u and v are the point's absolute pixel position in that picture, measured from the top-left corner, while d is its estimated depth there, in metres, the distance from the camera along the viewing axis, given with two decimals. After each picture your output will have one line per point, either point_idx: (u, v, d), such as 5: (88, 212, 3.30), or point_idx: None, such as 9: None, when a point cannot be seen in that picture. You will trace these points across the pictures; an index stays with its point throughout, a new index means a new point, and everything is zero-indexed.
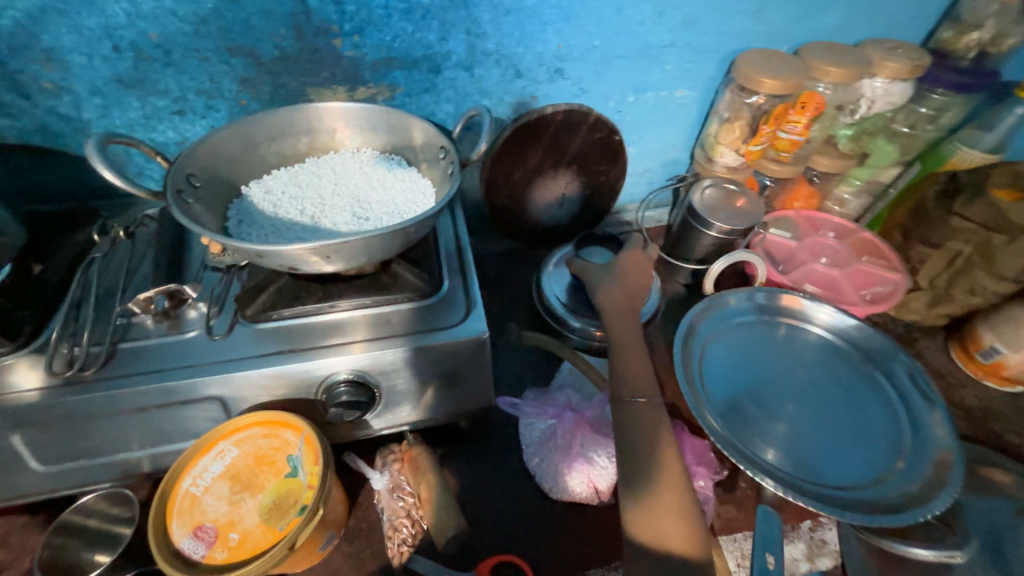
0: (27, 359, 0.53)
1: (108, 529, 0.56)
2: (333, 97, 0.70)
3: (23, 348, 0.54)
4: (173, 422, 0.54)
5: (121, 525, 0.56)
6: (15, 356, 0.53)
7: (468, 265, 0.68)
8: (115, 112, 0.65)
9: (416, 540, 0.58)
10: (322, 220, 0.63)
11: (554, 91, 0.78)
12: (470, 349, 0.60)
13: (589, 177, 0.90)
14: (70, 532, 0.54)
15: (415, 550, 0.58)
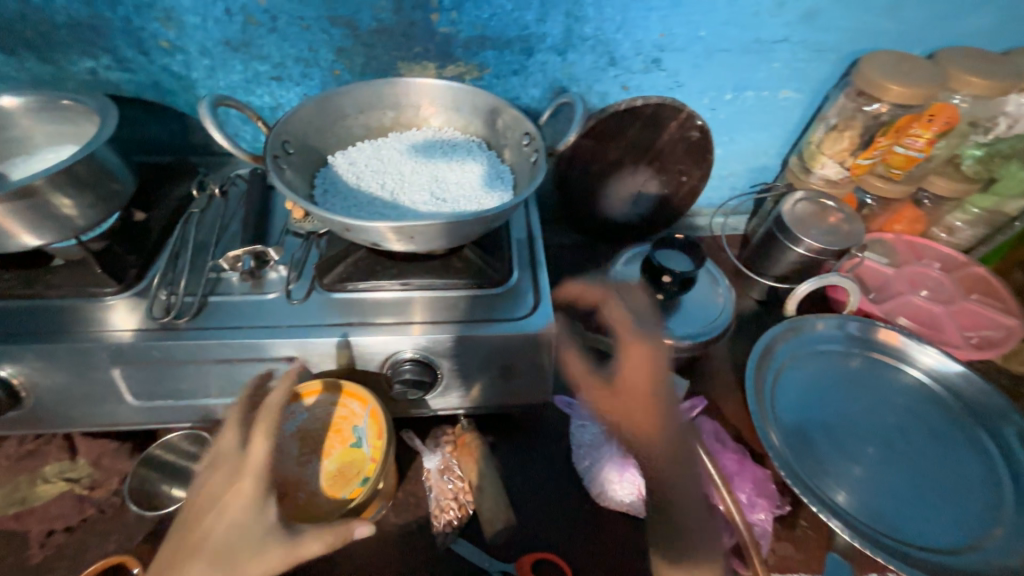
0: (131, 300, 0.58)
1: (182, 465, 0.62)
2: (422, 73, 0.70)
3: (127, 290, 0.58)
4: (250, 377, 0.57)
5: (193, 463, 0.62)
6: (121, 296, 0.58)
7: (539, 257, 0.67)
8: (220, 74, 0.68)
9: (460, 523, 0.59)
10: (401, 197, 0.64)
11: (647, 82, 0.73)
12: (534, 344, 0.59)
13: (670, 177, 0.85)
14: (151, 465, 0.60)
15: (459, 533, 0.58)
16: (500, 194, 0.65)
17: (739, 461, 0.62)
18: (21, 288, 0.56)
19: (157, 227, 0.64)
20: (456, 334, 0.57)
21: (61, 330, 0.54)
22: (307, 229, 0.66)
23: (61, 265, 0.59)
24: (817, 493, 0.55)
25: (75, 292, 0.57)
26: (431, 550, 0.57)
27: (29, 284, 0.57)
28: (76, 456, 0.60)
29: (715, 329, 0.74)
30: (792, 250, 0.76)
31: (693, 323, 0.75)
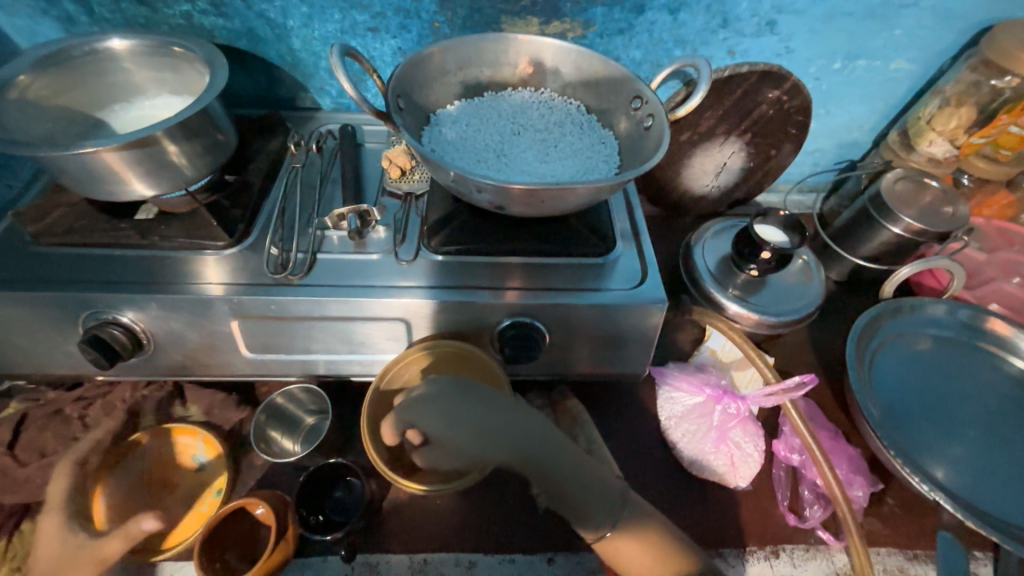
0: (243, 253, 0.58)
1: (297, 415, 0.66)
2: (524, 30, 0.67)
3: (238, 243, 0.58)
4: (358, 335, 0.58)
5: (308, 415, 0.66)
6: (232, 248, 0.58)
7: (641, 230, 0.66)
8: (317, 23, 0.65)
9: None
10: (506, 160, 0.62)
11: (756, 47, 0.70)
12: (641, 315, 0.58)
13: (759, 150, 0.82)
14: (272, 412, 0.64)
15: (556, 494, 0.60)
16: (606, 161, 0.63)
17: (833, 438, 0.63)
18: (134, 237, 0.56)
19: (258, 181, 0.64)
20: (567, 301, 0.57)
21: (179, 281, 0.54)
22: (404, 189, 0.66)
23: (170, 216, 0.59)
24: (920, 469, 0.55)
25: (188, 244, 0.57)
26: (529, 509, 0.59)
27: (143, 234, 0.57)
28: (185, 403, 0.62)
29: (805, 308, 0.73)
30: (888, 230, 0.74)
31: (784, 302, 0.74)
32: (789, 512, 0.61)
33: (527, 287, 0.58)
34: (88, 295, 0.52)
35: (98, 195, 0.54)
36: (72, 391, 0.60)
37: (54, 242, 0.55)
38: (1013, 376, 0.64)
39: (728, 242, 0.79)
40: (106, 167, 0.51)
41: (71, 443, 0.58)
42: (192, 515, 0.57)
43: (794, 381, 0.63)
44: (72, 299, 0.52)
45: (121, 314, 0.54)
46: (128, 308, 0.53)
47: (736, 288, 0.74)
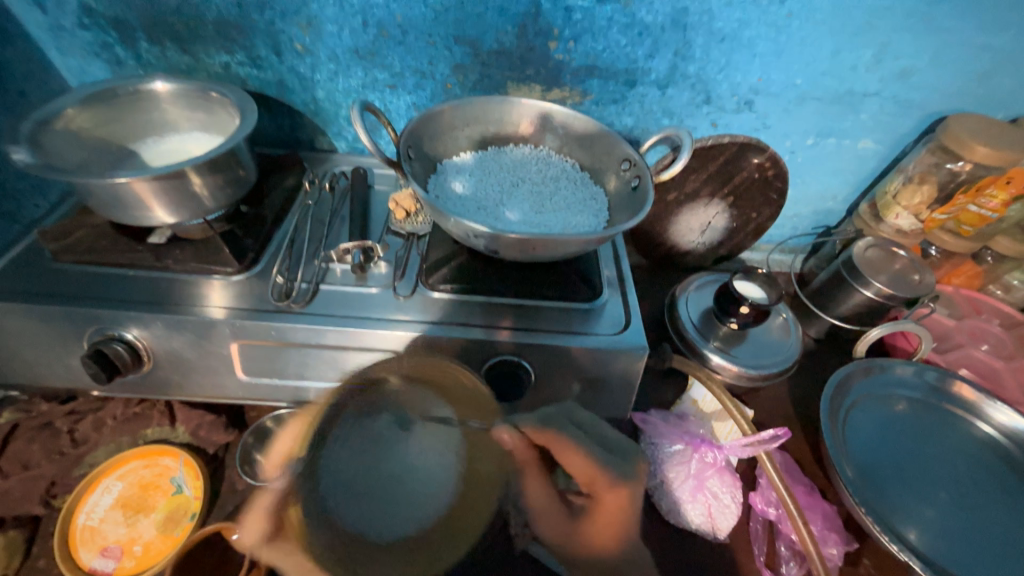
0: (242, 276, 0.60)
1: None
2: (528, 94, 0.74)
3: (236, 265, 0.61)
4: (352, 365, 0.60)
5: None
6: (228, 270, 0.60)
7: (627, 280, 0.70)
8: (341, 78, 0.72)
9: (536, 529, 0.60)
10: (504, 209, 0.67)
11: (736, 122, 0.77)
12: (624, 362, 0.61)
13: (741, 212, 0.88)
14: (259, 436, 0.64)
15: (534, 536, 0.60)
16: (596, 216, 0.68)
17: (809, 493, 0.65)
18: (150, 260, 0.60)
19: (271, 214, 0.68)
20: (554, 343, 0.60)
21: (186, 304, 0.57)
22: (408, 229, 0.70)
23: (185, 242, 0.63)
24: (891, 528, 0.57)
25: (199, 269, 0.60)
26: (507, 552, 0.59)
27: (159, 257, 0.60)
28: (174, 423, 0.63)
29: (783, 363, 0.76)
30: (860, 293, 0.79)
31: (763, 356, 0.77)
32: (765, 568, 0.61)
33: (515, 327, 0.61)
34: (100, 313, 0.55)
35: (122, 220, 0.58)
36: (65, 404, 0.61)
37: (74, 259, 0.59)
38: (981, 440, 0.67)
39: (710, 296, 0.83)
40: (135, 196, 0.55)
41: (56, 457, 0.58)
42: (164, 539, 0.55)
43: (768, 433, 0.64)
44: (85, 317, 0.55)
45: (126, 331, 0.56)
46: (134, 327, 0.56)
47: (718, 340, 0.77)
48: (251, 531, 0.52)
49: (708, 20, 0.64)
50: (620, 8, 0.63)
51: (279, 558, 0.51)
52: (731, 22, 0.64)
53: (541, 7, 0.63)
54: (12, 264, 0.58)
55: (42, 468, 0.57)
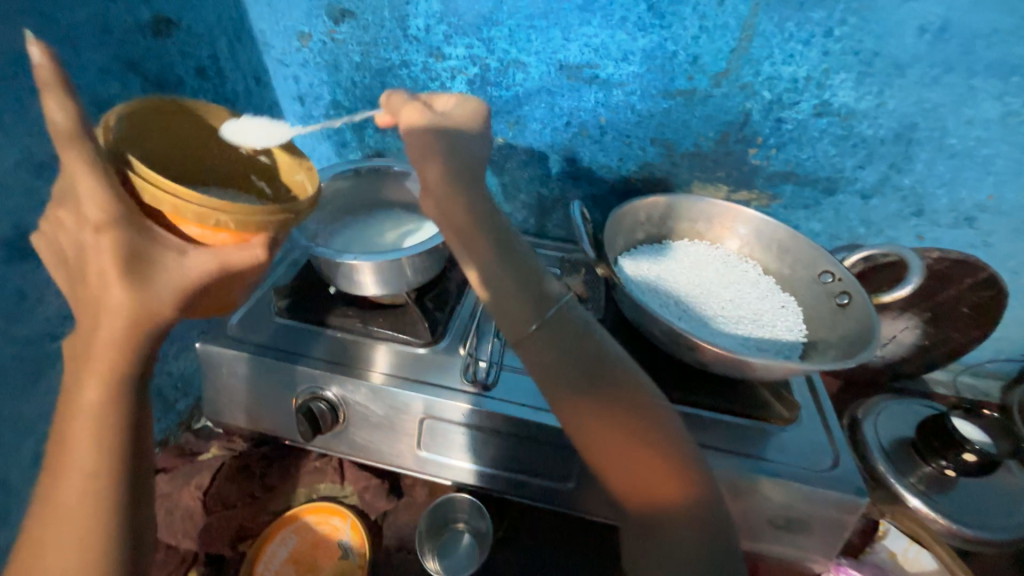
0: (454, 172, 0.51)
1: None
2: (712, 193, 0.73)
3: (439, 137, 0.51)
4: (529, 458, 0.58)
5: None
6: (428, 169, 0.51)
7: (824, 401, 0.63)
8: (530, 167, 0.76)
9: None
10: (692, 311, 0.64)
11: (948, 237, 0.70)
12: (836, 506, 0.53)
13: (938, 330, 0.78)
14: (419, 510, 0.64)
15: None
16: (791, 328, 0.63)
17: None
18: (357, 323, 0.65)
19: (454, 288, 0.72)
20: (756, 472, 0.54)
21: (385, 373, 0.61)
22: None
23: (384, 308, 0.67)
24: None
25: (394, 338, 0.64)
26: None
27: (364, 321, 0.65)
28: (344, 481, 0.65)
29: (1017, 528, 0.62)
30: None
31: (989, 514, 0.64)
32: None
33: (705, 444, 0.56)
34: (319, 372, 0.60)
35: (338, 286, 0.64)
36: (259, 447, 0.66)
37: (295, 317, 0.66)
38: None
39: (906, 423, 0.73)
40: (353, 267, 0.60)
41: (249, 500, 0.62)
42: None
43: None
44: (304, 374, 0.60)
45: (328, 389, 0.60)
46: (335, 384, 0.60)
47: (920, 480, 0.66)
48: (68, 110, 0.34)
49: (939, 136, 0.60)
50: (838, 121, 0.61)
51: (136, 342, 0.37)
52: (968, 139, 0.60)
53: (751, 117, 0.63)
54: (247, 315, 0.67)
55: (237, 510, 0.61)
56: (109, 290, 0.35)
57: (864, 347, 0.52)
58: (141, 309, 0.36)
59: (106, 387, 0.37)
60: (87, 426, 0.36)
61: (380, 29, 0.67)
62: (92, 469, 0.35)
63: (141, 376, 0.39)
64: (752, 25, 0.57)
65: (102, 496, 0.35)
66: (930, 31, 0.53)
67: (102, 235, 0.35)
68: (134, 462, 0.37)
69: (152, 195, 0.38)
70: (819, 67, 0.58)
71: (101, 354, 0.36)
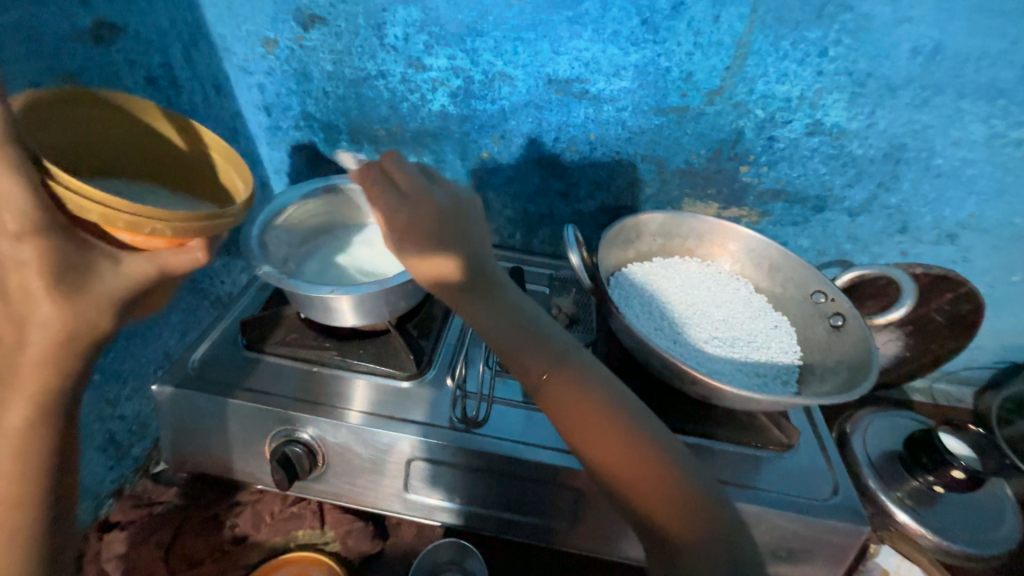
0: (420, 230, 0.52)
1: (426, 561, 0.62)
2: (703, 210, 0.72)
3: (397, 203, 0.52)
4: (525, 498, 0.55)
5: None
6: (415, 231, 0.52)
7: (820, 425, 0.62)
8: (516, 183, 0.72)
9: None
10: (688, 334, 0.62)
11: (931, 253, 0.70)
12: (838, 536, 0.52)
13: (920, 342, 0.79)
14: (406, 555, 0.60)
15: None
16: (786, 350, 0.62)
17: None
18: (335, 357, 0.60)
19: (439, 312, 0.68)
20: (757, 504, 0.52)
21: (367, 411, 0.56)
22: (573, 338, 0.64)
23: (365, 338, 0.63)
24: None
25: (377, 371, 0.60)
26: None
27: (343, 354, 0.61)
28: (324, 526, 0.60)
29: (998, 542, 0.64)
30: None
31: (973, 527, 0.65)
32: None
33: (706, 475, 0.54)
34: (292, 413, 0.55)
35: (312, 316, 0.59)
36: (229, 494, 0.61)
37: (266, 351, 0.61)
38: None
39: (893, 437, 0.74)
40: (323, 298, 0.54)
41: (218, 556, 0.57)
42: None
43: None
44: (274, 416, 0.55)
45: (303, 430, 0.55)
46: (311, 426, 0.55)
47: (907, 494, 0.67)
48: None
49: (926, 156, 0.60)
50: (829, 140, 0.61)
51: (70, 360, 0.35)
52: (953, 160, 0.60)
53: (744, 135, 0.62)
54: (211, 352, 0.61)
55: (203, 567, 0.55)
56: (34, 305, 0.32)
57: (863, 376, 0.52)
58: (77, 326, 0.34)
59: (34, 409, 0.34)
60: (10, 453, 0.34)
61: (354, 37, 0.62)
62: (9, 497, 0.35)
63: (73, 395, 0.37)
64: (747, 43, 0.56)
65: (13, 528, 0.35)
66: (922, 54, 0.53)
67: (23, 244, 0.30)
68: (52, 489, 0.36)
69: (75, 202, 0.32)
70: (813, 87, 0.57)
71: (27, 373, 0.34)
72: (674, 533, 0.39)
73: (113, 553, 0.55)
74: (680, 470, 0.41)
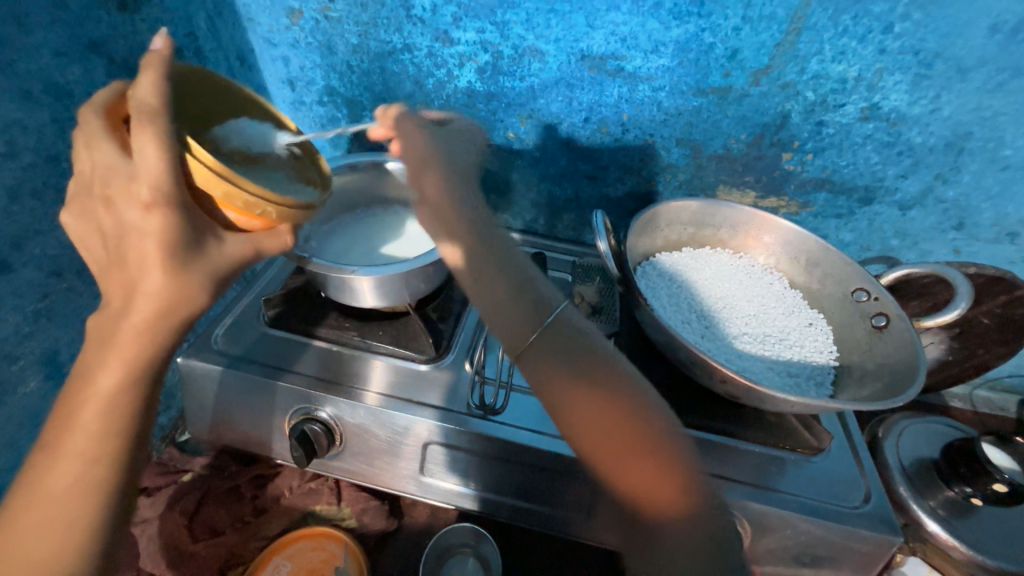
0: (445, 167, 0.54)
1: None
2: (738, 199, 0.68)
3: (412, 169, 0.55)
4: (540, 488, 0.54)
5: None
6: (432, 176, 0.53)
7: (855, 432, 0.59)
8: (542, 165, 0.70)
9: None
10: (717, 329, 0.60)
11: (986, 252, 0.66)
12: (868, 547, 0.49)
13: (964, 346, 0.74)
14: (422, 534, 0.61)
15: None
16: (820, 350, 0.59)
17: None
18: (355, 337, 0.60)
19: (459, 296, 0.67)
20: (782, 509, 0.50)
21: (386, 393, 0.56)
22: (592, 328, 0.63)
23: (385, 319, 0.63)
24: None
25: (396, 353, 0.60)
26: None
27: (363, 336, 0.60)
28: (341, 503, 0.61)
29: None
30: None
31: (1013, 544, 0.61)
32: None
33: (724, 475, 0.53)
34: (312, 392, 0.55)
35: (333, 297, 0.59)
36: (250, 466, 0.62)
37: (288, 328, 0.61)
38: None
39: (928, 444, 0.70)
40: (343, 278, 0.54)
41: (239, 526, 0.58)
42: None
43: None
44: (295, 394, 0.55)
45: (322, 410, 0.55)
46: (330, 405, 0.55)
47: (941, 504, 0.64)
48: (158, 90, 0.32)
49: (995, 147, 0.55)
50: (885, 126, 0.56)
51: (160, 335, 0.35)
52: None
53: (790, 119, 0.58)
54: (232, 327, 0.62)
55: (226, 536, 0.57)
56: (147, 274, 0.33)
57: (908, 381, 0.49)
58: (178, 300, 0.34)
59: (125, 375, 0.34)
60: (96, 412, 0.34)
61: (380, 7, 0.60)
62: (93, 455, 0.34)
63: (162, 367, 0.37)
64: (802, 17, 0.51)
65: (94, 487, 0.34)
66: (1002, 31, 0.48)
67: (151, 214, 0.32)
68: (132, 453, 0.36)
69: (206, 178, 0.33)
70: (873, 67, 0.52)
71: (126, 337, 0.34)
72: (655, 512, 0.36)
73: (140, 518, 0.57)
74: (666, 447, 0.38)
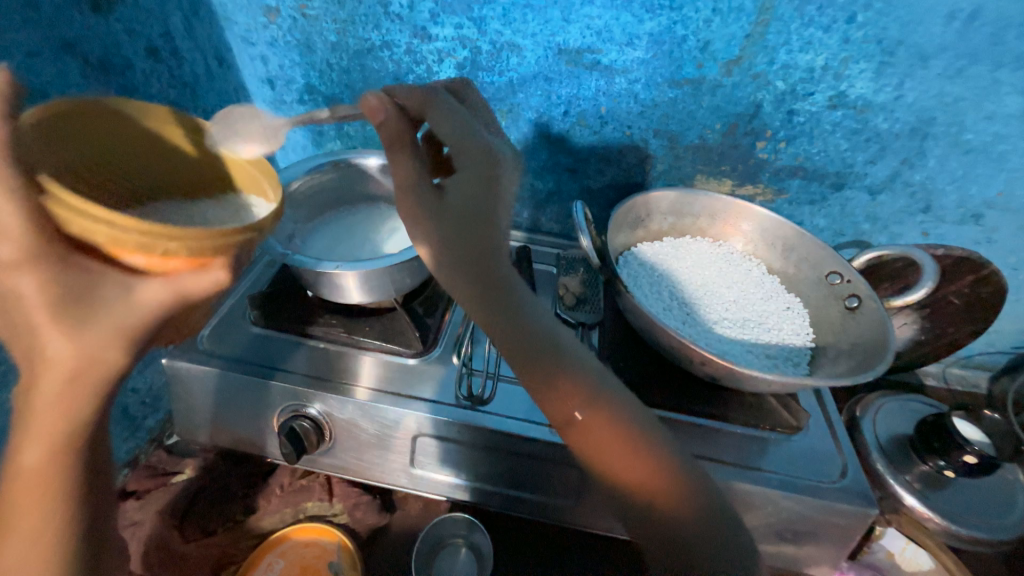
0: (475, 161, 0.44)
1: None
2: (716, 188, 0.69)
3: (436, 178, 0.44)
4: (529, 475, 0.55)
5: None
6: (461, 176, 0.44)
7: (831, 411, 0.61)
8: (523, 159, 0.71)
9: None
10: (698, 315, 0.61)
11: (953, 234, 0.68)
12: (843, 519, 0.51)
13: (935, 326, 0.77)
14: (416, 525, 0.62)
15: None
16: (797, 332, 0.61)
17: None
18: (341, 334, 0.61)
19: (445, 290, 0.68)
20: (761, 485, 0.52)
21: (374, 388, 0.56)
22: (577, 319, 0.64)
23: (371, 315, 0.63)
24: None
25: (383, 348, 0.60)
26: None
27: (350, 332, 0.61)
28: (333, 499, 0.62)
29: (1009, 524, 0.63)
30: None
31: (983, 511, 0.64)
32: None
33: (705, 455, 0.54)
34: (300, 389, 0.55)
35: (319, 294, 0.59)
36: (239, 465, 0.62)
37: (273, 326, 0.61)
38: None
39: (903, 421, 0.73)
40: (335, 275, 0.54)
41: (230, 525, 0.58)
42: None
43: None
44: (282, 391, 0.56)
45: (312, 407, 0.56)
46: (319, 401, 0.55)
47: (916, 478, 0.66)
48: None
49: (956, 132, 0.58)
50: (853, 113, 0.58)
51: (80, 400, 0.30)
52: (984, 135, 0.57)
53: (762, 109, 0.60)
54: (217, 328, 0.62)
55: (217, 536, 0.57)
56: (48, 345, 0.29)
57: (878, 359, 0.51)
58: (92, 363, 0.30)
59: (51, 448, 0.31)
60: (32, 488, 0.31)
61: (357, 4, 0.60)
62: (38, 530, 0.31)
63: (98, 429, 0.33)
64: (769, 9, 0.53)
65: (46, 562, 0.31)
66: (959, 19, 0.50)
67: (22, 276, 0.28)
68: (82, 520, 0.33)
69: (82, 227, 0.28)
70: (838, 56, 0.54)
71: (43, 410, 0.30)
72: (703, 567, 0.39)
73: (131, 520, 0.57)
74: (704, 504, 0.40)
